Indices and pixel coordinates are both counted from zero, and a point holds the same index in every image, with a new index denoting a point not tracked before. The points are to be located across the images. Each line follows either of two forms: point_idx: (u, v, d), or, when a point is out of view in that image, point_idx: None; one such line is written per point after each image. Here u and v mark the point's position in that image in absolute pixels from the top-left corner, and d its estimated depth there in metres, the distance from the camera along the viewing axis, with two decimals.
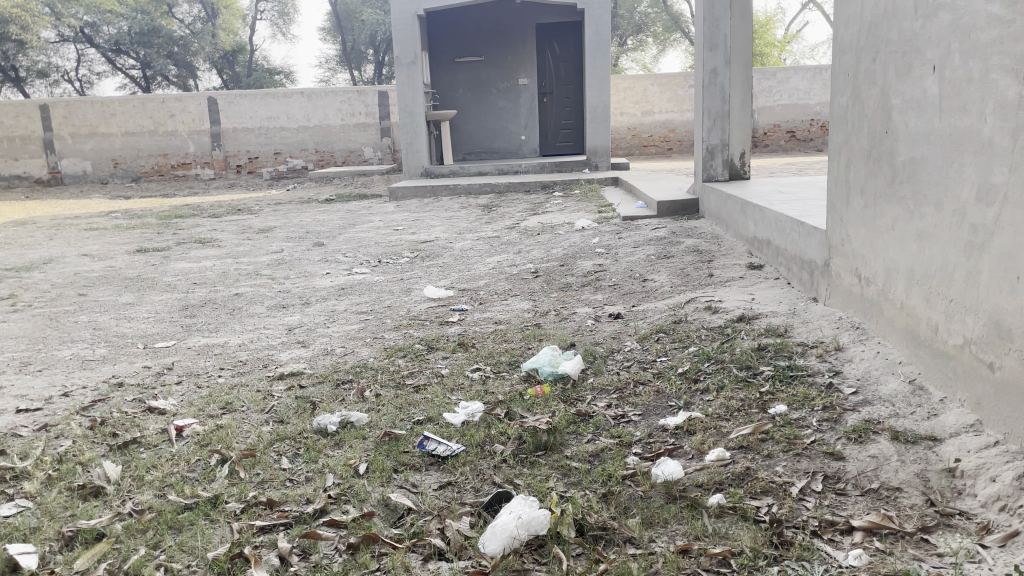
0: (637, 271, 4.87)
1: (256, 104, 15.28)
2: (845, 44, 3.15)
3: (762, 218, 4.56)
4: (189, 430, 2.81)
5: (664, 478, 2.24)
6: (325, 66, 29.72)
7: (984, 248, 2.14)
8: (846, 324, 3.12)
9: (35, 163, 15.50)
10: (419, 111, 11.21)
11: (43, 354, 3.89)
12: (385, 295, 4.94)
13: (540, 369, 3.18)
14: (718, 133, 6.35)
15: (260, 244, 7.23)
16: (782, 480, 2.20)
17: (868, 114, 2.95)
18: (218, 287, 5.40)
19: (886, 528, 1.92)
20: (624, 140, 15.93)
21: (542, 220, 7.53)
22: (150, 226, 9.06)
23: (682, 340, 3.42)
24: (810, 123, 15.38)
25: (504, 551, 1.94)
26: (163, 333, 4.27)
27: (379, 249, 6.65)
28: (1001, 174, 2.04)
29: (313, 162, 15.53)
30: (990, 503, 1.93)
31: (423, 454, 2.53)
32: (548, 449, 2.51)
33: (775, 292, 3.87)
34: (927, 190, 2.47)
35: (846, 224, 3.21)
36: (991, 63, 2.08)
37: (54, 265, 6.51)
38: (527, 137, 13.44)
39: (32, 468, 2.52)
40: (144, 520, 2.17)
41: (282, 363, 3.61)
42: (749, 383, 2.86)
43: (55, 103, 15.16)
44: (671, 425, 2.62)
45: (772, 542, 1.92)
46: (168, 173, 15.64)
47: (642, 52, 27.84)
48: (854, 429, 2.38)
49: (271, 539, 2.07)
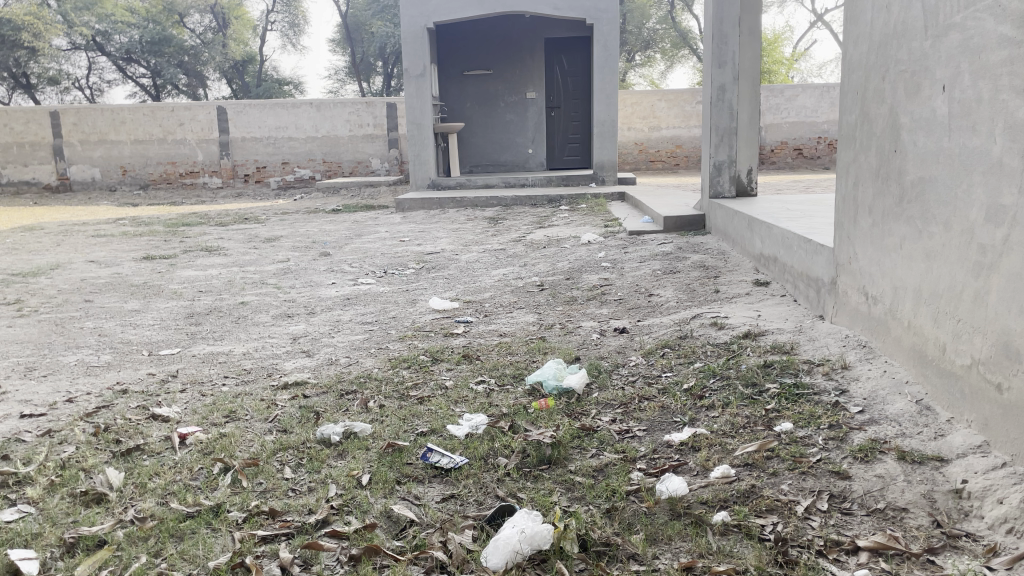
0: (643, 286, 4.86)
1: (265, 113, 15.36)
2: (855, 63, 3.16)
3: (769, 234, 4.56)
4: (192, 438, 2.81)
5: (669, 495, 2.23)
6: (335, 77, 29.95)
7: (992, 269, 2.14)
8: (853, 342, 3.11)
9: (45, 169, 15.59)
10: (427, 123, 11.23)
11: (48, 360, 3.89)
12: (391, 306, 4.94)
13: (544, 383, 3.18)
14: (725, 149, 6.36)
15: (266, 253, 7.25)
16: (788, 498, 2.18)
17: (877, 133, 2.95)
18: (224, 296, 5.41)
19: (892, 549, 1.91)
20: (631, 155, 15.96)
21: (548, 233, 7.53)
22: (156, 233, 9.09)
23: (687, 356, 3.41)
24: (817, 141, 15.36)
25: (507, 566, 1.93)
26: (166, 340, 4.27)
27: (385, 260, 6.67)
28: (1011, 194, 2.03)
29: (320, 172, 15.60)
30: (997, 525, 1.92)
31: (426, 466, 2.52)
32: (551, 463, 2.51)
33: (781, 309, 3.86)
34: (934, 210, 2.47)
35: (854, 242, 3.20)
36: (1001, 83, 2.09)
37: (60, 271, 6.53)
38: (534, 151, 13.47)
39: (36, 473, 2.52)
40: (146, 528, 2.16)
41: (286, 372, 3.61)
42: (755, 401, 2.84)
43: (66, 110, 15.26)
44: (676, 441, 2.61)
45: (777, 561, 1.90)
46: (176, 182, 15.72)
47: (649, 68, 28.01)
48: (860, 448, 2.37)
49: (272, 548, 2.05)
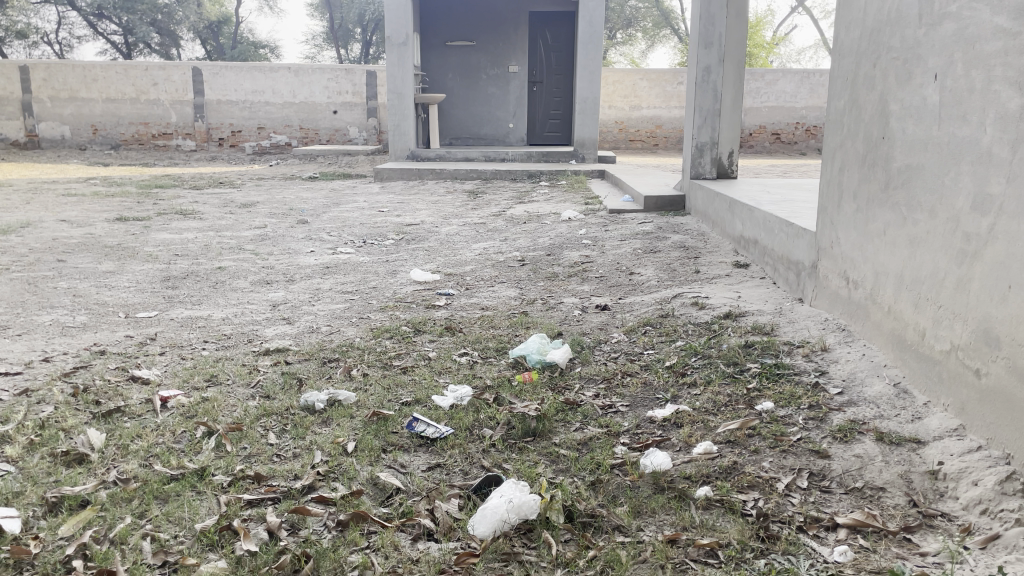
0: (624, 264, 4.89)
1: (241, 77, 15.09)
2: (846, 49, 3.18)
3: (749, 217, 4.60)
4: (174, 401, 2.78)
5: (652, 469, 2.27)
6: (312, 43, 29.45)
7: (976, 256, 2.18)
8: (832, 325, 3.17)
9: (12, 126, 15.16)
10: (407, 93, 11.09)
11: (22, 319, 3.82)
12: (371, 276, 4.92)
13: (528, 357, 3.19)
14: (708, 130, 6.38)
15: (243, 219, 7.17)
16: (769, 475, 2.23)
17: (865, 119, 2.98)
18: (200, 260, 5.33)
19: (869, 527, 1.96)
20: (610, 134, 15.97)
21: (529, 208, 7.53)
22: (128, 194, 8.92)
23: (669, 334, 3.45)
24: (795, 127, 15.49)
25: (494, 534, 1.95)
26: (143, 302, 4.22)
27: (364, 229, 6.62)
28: (998, 184, 2.07)
29: (297, 138, 15.42)
30: (971, 506, 1.98)
31: (411, 435, 2.53)
32: (536, 435, 2.53)
33: (761, 291, 3.91)
34: (920, 196, 2.51)
35: (837, 227, 3.25)
36: (994, 73, 2.12)
37: (31, 229, 6.39)
38: (515, 125, 13.44)
39: (13, 432, 2.49)
40: (130, 489, 2.15)
41: (267, 339, 3.59)
42: (736, 379, 2.89)
43: (35, 65, 14.84)
44: (659, 417, 2.64)
45: (759, 536, 1.94)
46: (148, 143, 15.42)
47: (630, 46, 27.79)
48: (840, 428, 2.42)
49: (259, 512, 2.05)
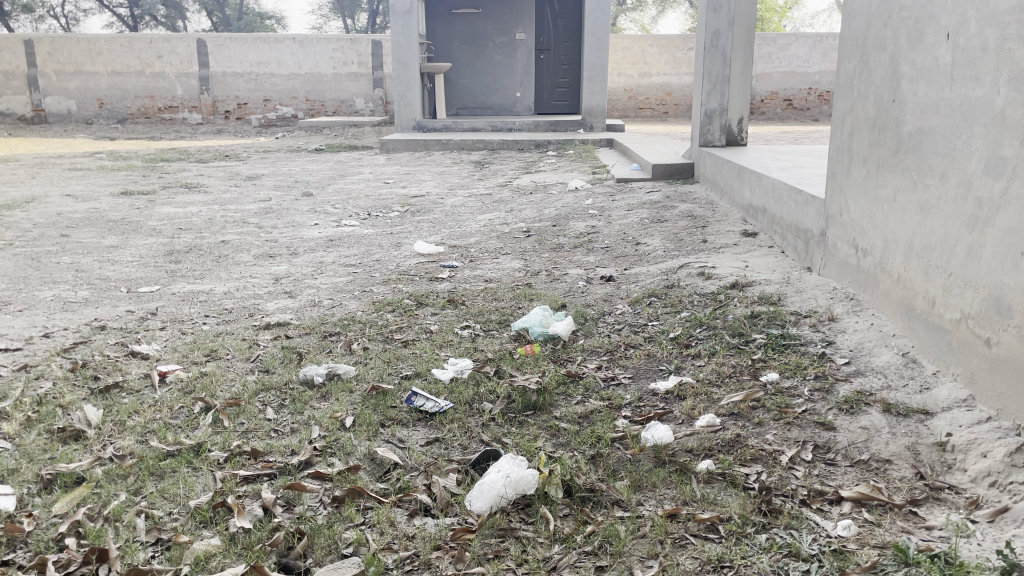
0: (630, 234, 4.82)
1: (246, 48, 14.98)
2: (857, 9, 3.08)
3: (758, 184, 4.51)
4: (173, 376, 2.77)
5: (654, 442, 2.23)
6: (318, 13, 29.14)
7: (987, 223, 2.11)
8: (840, 294, 3.11)
9: (18, 100, 15.12)
10: (413, 62, 10.95)
11: (23, 294, 3.81)
12: (374, 249, 4.87)
13: (530, 330, 3.15)
14: (717, 96, 6.26)
15: (248, 192, 7.12)
16: (772, 448, 2.19)
17: (876, 82, 2.89)
18: (203, 234, 5.30)
19: (874, 500, 1.91)
20: (620, 102, 15.77)
21: (536, 178, 7.45)
22: (134, 168, 8.88)
23: (674, 305, 3.39)
24: (808, 92, 15.25)
25: (492, 510, 1.93)
26: (146, 277, 4.20)
27: (369, 201, 6.56)
28: (1011, 147, 1.99)
29: (303, 110, 15.31)
30: (980, 478, 1.93)
31: (410, 410, 2.50)
32: (537, 409, 2.49)
33: (768, 261, 3.84)
34: (931, 161, 2.43)
35: (846, 193, 3.17)
36: (1008, 31, 2.03)
37: (36, 204, 6.37)
38: (522, 94, 13.27)
39: (11, 409, 2.47)
40: (125, 466, 2.13)
41: (268, 313, 3.56)
42: (741, 350, 2.84)
43: (40, 39, 14.76)
44: (662, 389, 2.60)
45: (761, 510, 1.90)
46: (155, 116, 15.34)
47: (640, 13, 27.34)
48: (845, 400, 2.37)
49: (255, 489, 2.03)
